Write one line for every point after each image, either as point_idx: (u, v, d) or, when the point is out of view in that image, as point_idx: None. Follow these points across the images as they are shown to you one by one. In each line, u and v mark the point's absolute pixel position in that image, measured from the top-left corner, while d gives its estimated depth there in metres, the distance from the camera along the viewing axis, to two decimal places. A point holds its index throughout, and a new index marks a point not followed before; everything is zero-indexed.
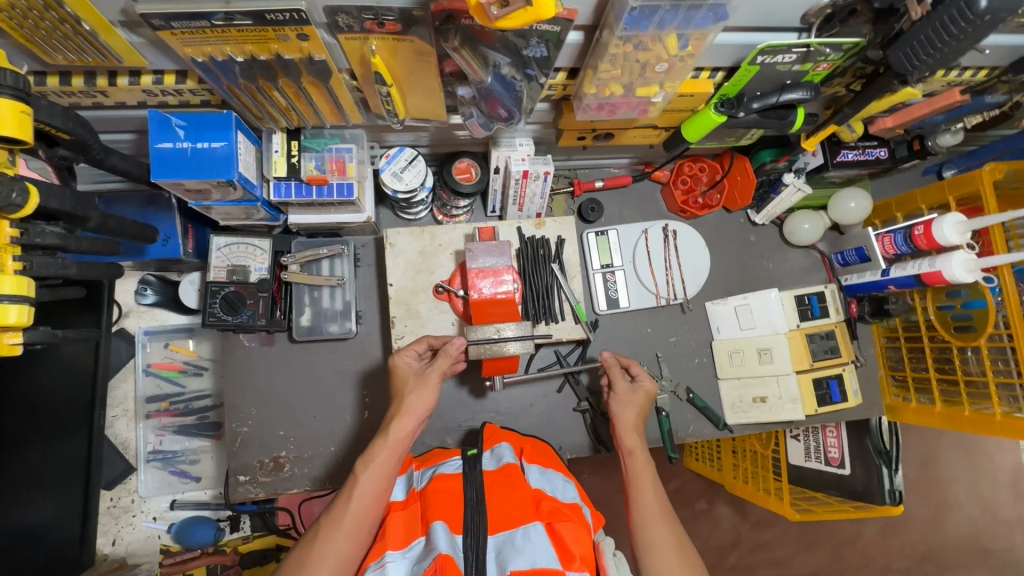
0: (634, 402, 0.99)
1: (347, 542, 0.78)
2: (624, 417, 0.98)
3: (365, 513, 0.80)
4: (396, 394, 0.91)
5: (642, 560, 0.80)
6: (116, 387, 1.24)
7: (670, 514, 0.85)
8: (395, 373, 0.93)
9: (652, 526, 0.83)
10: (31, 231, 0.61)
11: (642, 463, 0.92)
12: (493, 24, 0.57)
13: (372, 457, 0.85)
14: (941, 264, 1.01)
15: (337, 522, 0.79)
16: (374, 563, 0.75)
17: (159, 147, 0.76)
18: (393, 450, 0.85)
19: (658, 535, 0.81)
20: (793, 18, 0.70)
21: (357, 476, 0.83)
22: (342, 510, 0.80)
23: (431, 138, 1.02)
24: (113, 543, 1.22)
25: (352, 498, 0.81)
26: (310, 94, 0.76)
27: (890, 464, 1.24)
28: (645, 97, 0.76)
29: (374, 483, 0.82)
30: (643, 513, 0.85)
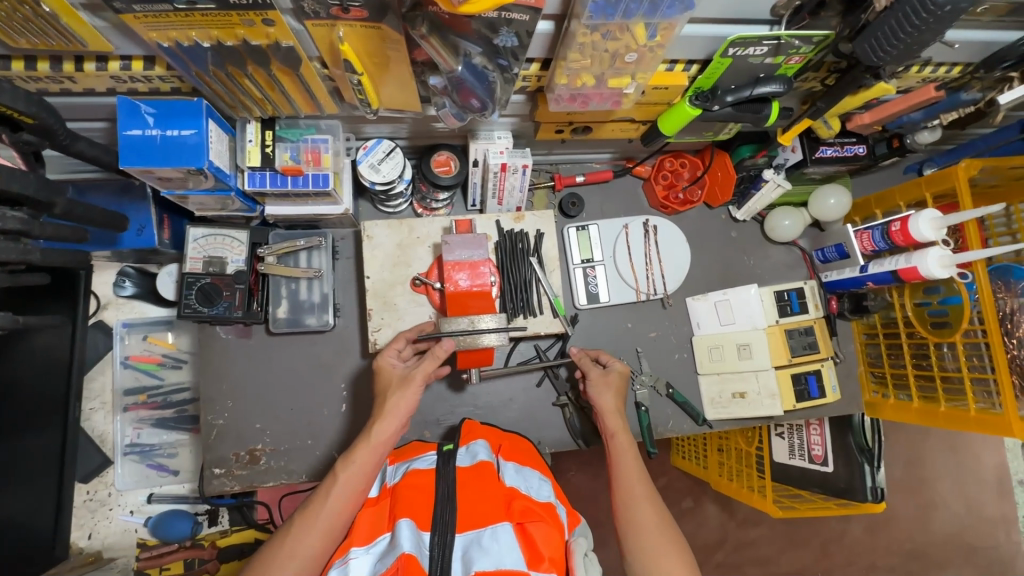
0: (610, 384, 1.01)
1: (319, 541, 0.77)
2: (604, 402, 0.98)
3: (341, 512, 0.80)
4: (380, 395, 0.90)
5: (626, 539, 0.82)
6: (93, 379, 1.23)
7: (654, 493, 0.87)
8: (379, 374, 0.93)
9: (636, 505, 0.84)
10: None
11: (624, 444, 0.93)
12: (457, 10, 0.57)
13: (353, 457, 0.84)
14: (917, 261, 1.02)
15: (311, 519, 0.78)
16: (339, 559, 0.75)
17: (128, 134, 0.75)
18: (375, 453, 0.85)
19: (642, 514, 0.83)
20: (762, 10, 0.70)
21: (337, 474, 0.82)
22: (318, 506, 0.80)
23: (409, 130, 1.02)
24: (89, 537, 1.21)
25: (328, 495, 0.80)
26: (282, 83, 0.76)
27: (872, 461, 1.24)
28: (618, 89, 0.76)
29: (353, 482, 0.82)
30: (626, 493, 0.86)
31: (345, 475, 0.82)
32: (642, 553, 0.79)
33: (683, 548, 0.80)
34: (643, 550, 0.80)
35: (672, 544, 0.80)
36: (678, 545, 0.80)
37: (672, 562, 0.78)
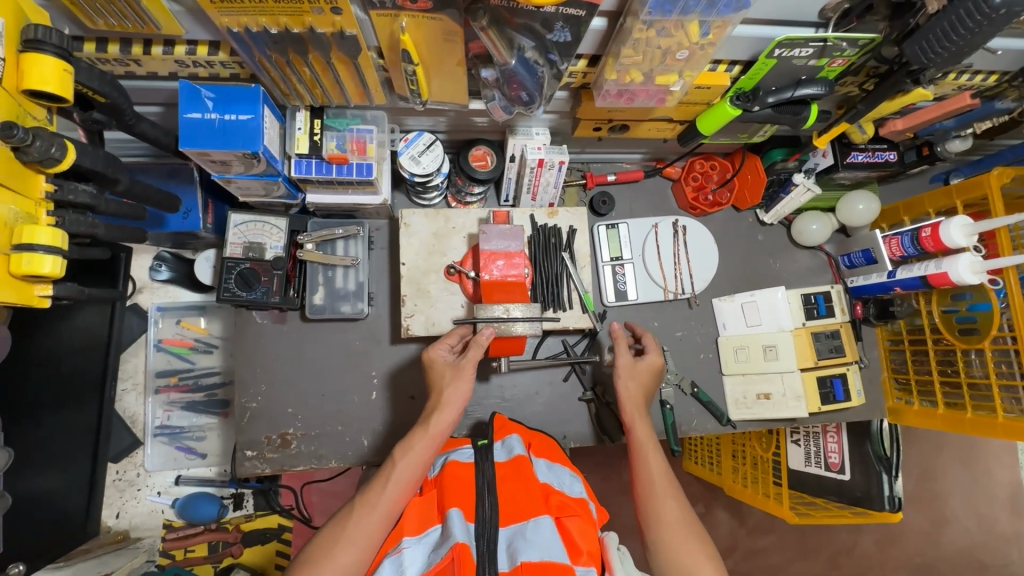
0: (636, 375, 1.00)
1: (378, 524, 0.79)
2: (626, 393, 0.98)
3: (398, 498, 0.82)
4: (434, 388, 0.92)
5: (650, 532, 0.84)
6: (126, 361, 1.25)
7: (675, 487, 0.88)
8: (430, 367, 0.94)
9: (659, 500, 0.86)
10: (64, 188, 0.63)
11: (645, 437, 0.94)
12: None
13: (410, 444, 0.86)
14: (947, 266, 1.03)
15: (370, 504, 0.81)
16: (392, 548, 0.78)
17: (188, 117, 0.78)
18: (431, 444, 0.86)
19: (666, 510, 0.85)
20: (810, 13, 0.72)
21: (395, 462, 0.84)
22: (377, 491, 0.82)
23: (449, 123, 1.04)
24: (117, 516, 1.22)
25: (387, 481, 0.83)
26: (337, 72, 0.78)
27: (890, 471, 1.25)
28: (664, 86, 0.78)
29: (409, 470, 0.84)
30: (648, 487, 0.88)
31: (404, 462, 0.84)
32: (664, 546, 0.82)
33: (705, 542, 0.82)
34: (666, 544, 0.82)
35: (694, 539, 0.82)
36: (700, 538, 0.82)
37: (694, 556, 0.80)
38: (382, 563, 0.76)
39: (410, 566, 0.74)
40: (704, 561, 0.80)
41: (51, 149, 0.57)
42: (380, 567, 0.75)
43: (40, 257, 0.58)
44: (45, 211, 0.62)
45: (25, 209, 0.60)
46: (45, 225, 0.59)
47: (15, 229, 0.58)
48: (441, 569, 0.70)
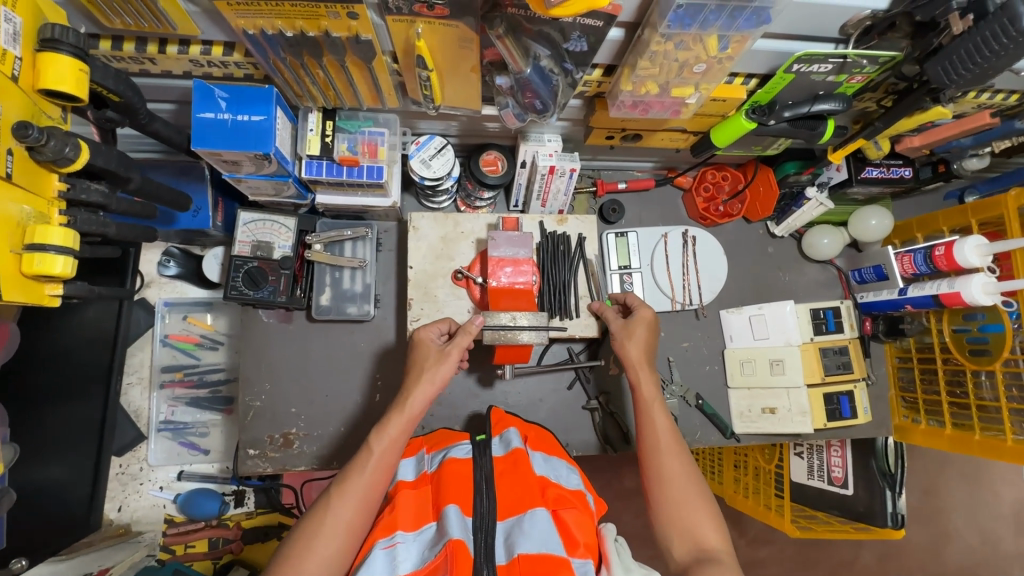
0: (634, 335, 0.97)
1: (353, 512, 0.79)
2: (630, 352, 0.95)
3: (374, 484, 0.82)
4: (414, 368, 0.92)
5: (656, 492, 0.84)
6: (132, 355, 1.26)
7: (681, 446, 0.88)
8: (416, 346, 0.93)
9: (664, 456, 0.86)
10: (76, 187, 0.63)
11: (651, 395, 0.92)
12: (547, 13, 0.59)
13: (386, 427, 0.87)
14: (960, 287, 1.02)
15: (346, 491, 0.81)
16: (384, 537, 0.77)
17: (201, 116, 0.78)
18: (405, 423, 0.87)
19: (670, 468, 0.85)
20: (832, 28, 0.71)
21: (370, 447, 0.85)
22: (353, 477, 0.82)
23: (460, 128, 1.03)
24: (119, 509, 1.23)
25: (362, 468, 0.83)
26: (350, 75, 0.78)
27: (894, 487, 1.25)
28: (680, 98, 0.77)
29: (382, 455, 0.84)
30: (653, 446, 0.87)
31: (377, 447, 0.85)
32: (666, 503, 0.82)
33: (709, 500, 0.82)
34: (669, 502, 0.82)
35: (699, 498, 0.82)
36: (704, 499, 0.82)
37: (698, 515, 0.80)
38: (371, 551, 0.74)
39: (403, 562, 0.73)
40: (708, 519, 0.80)
41: (64, 148, 0.57)
42: (370, 555, 0.74)
43: (51, 258, 0.59)
44: (57, 210, 0.62)
45: (37, 209, 0.60)
46: (58, 225, 0.59)
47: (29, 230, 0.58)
48: (435, 565, 0.71)
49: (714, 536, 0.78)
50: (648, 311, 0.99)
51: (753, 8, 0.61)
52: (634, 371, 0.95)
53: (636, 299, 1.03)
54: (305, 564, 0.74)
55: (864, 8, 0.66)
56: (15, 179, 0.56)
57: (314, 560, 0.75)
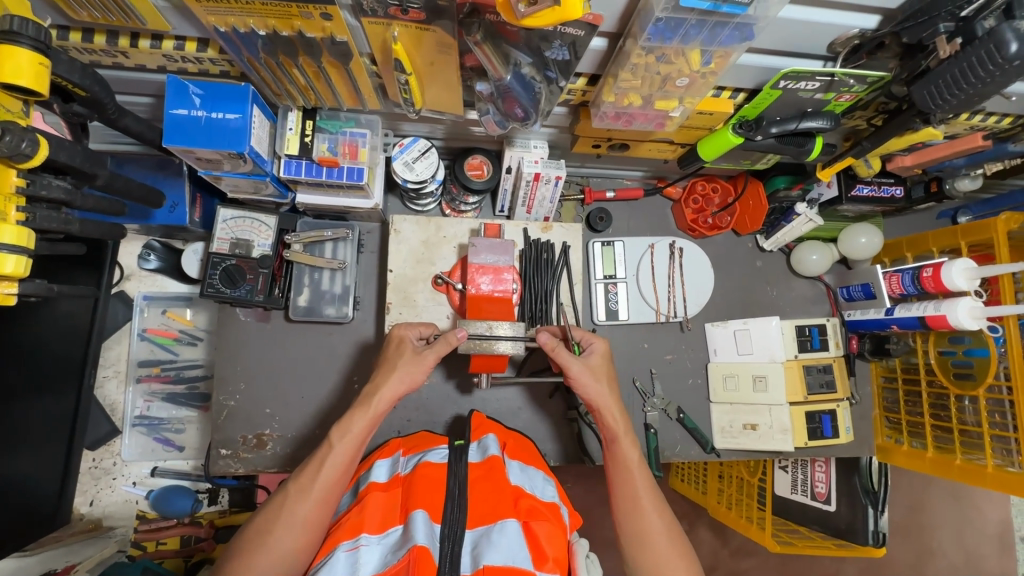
0: (599, 375, 0.91)
1: (312, 509, 0.79)
2: (598, 398, 0.90)
3: (335, 480, 0.82)
4: (386, 364, 0.89)
5: (636, 550, 0.81)
6: (109, 348, 1.24)
7: (660, 498, 0.85)
8: (393, 343, 0.91)
9: (644, 514, 0.82)
10: (37, 182, 0.61)
11: (625, 445, 0.88)
12: (520, 22, 0.57)
13: (350, 425, 0.85)
14: (946, 309, 1.00)
15: (304, 487, 0.80)
16: (348, 539, 0.76)
17: (174, 113, 0.76)
18: (368, 414, 0.86)
19: (650, 524, 0.82)
20: (820, 46, 0.69)
21: (330, 442, 0.84)
22: (310, 474, 0.82)
23: (445, 131, 1.02)
24: (90, 503, 1.21)
25: (321, 464, 0.82)
26: (329, 76, 0.77)
27: (876, 504, 1.22)
28: (664, 111, 0.76)
29: (343, 450, 0.83)
30: (631, 501, 0.84)
31: (338, 443, 0.84)
32: (648, 563, 0.79)
33: (691, 557, 0.81)
34: (650, 563, 0.79)
35: (680, 554, 0.80)
36: (683, 554, 0.80)
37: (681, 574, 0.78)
38: (334, 552, 0.74)
39: (365, 564, 0.72)
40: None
41: (21, 144, 0.56)
42: (331, 556, 0.74)
43: (3, 256, 0.57)
44: (15, 207, 0.60)
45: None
46: (9, 223, 0.57)
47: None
48: (397, 569, 0.69)
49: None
50: (603, 344, 0.94)
51: (736, 24, 0.59)
52: (607, 418, 0.89)
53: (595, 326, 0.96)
54: (260, 559, 0.75)
55: (852, 26, 0.65)
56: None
57: (268, 555, 0.75)
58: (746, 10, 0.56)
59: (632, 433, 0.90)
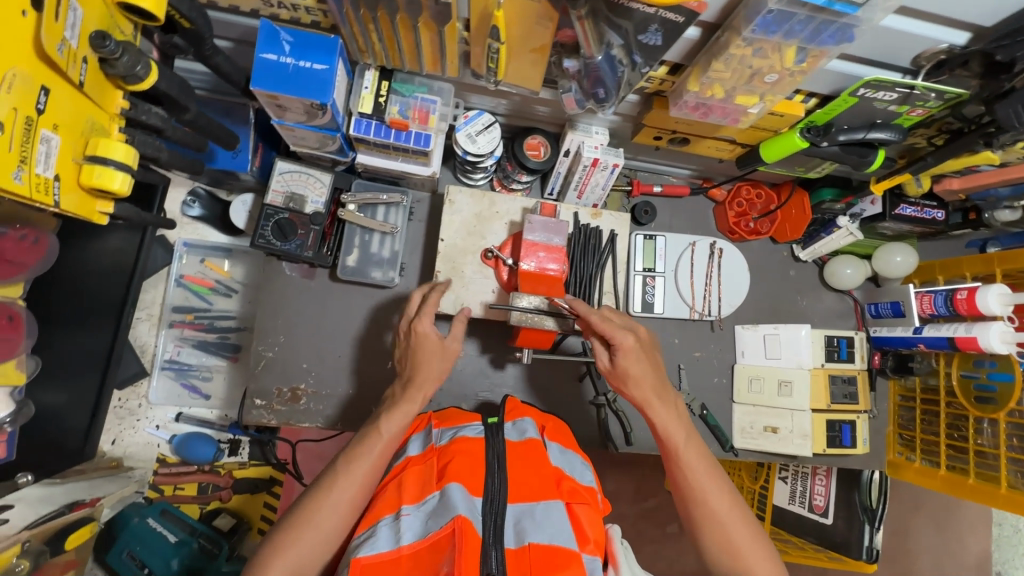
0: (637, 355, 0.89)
1: (355, 490, 0.79)
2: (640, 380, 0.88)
3: (377, 468, 0.82)
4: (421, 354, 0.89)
5: (702, 520, 0.84)
6: (145, 291, 1.25)
7: (715, 467, 0.87)
8: (420, 335, 0.89)
9: (703, 475, 0.85)
10: (138, 108, 0.67)
11: (674, 408, 0.89)
12: None
13: (395, 407, 0.86)
14: (977, 332, 1.04)
15: (348, 472, 0.80)
16: (389, 514, 0.76)
17: (263, 57, 0.77)
18: (415, 406, 0.86)
19: (711, 491, 0.84)
20: (905, 58, 0.72)
21: (376, 432, 0.84)
22: (355, 459, 0.81)
23: (509, 107, 1.03)
24: (112, 442, 1.22)
25: (366, 453, 0.82)
26: (420, 37, 0.78)
27: (873, 522, 1.27)
28: (742, 106, 0.78)
29: (387, 441, 0.83)
30: (688, 476, 0.86)
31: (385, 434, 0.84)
32: (716, 534, 0.83)
33: (750, 517, 0.84)
34: (716, 533, 0.83)
35: (742, 521, 0.83)
36: (745, 518, 0.83)
37: (745, 541, 0.82)
38: (377, 525, 0.74)
39: (406, 532, 0.71)
40: (754, 541, 0.82)
41: (137, 67, 0.60)
42: (374, 529, 0.74)
43: (112, 174, 0.63)
44: (117, 127, 0.66)
45: (100, 121, 0.64)
46: (121, 142, 0.64)
47: (94, 142, 0.62)
48: (442, 537, 0.68)
49: (762, 561, 0.81)
50: (629, 340, 0.88)
51: (840, 24, 0.61)
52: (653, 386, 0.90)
53: (622, 317, 0.92)
54: (300, 536, 0.75)
55: (941, 41, 0.68)
56: (85, 87, 0.60)
57: (308, 534, 0.75)
58: (856, 11, 0.58)
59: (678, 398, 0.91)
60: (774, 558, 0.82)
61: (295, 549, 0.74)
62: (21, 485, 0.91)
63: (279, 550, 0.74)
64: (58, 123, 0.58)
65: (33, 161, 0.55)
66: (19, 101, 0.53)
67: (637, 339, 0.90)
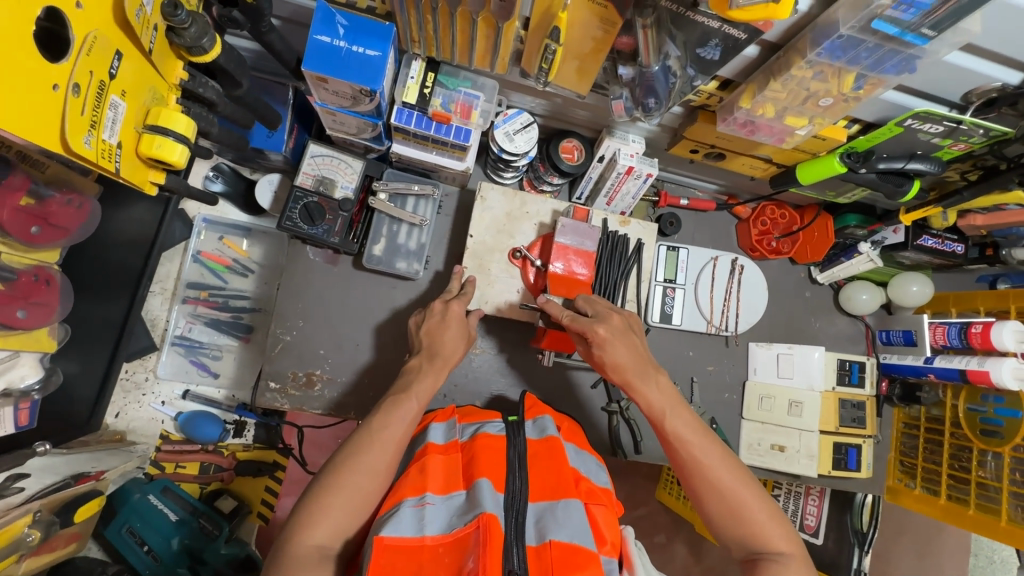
0: (617, 331, 0.86)
1: (384, 455, 0.75)
2: (620, 355, 0.85)
3: (407, 434, 0.79)
4: (445, 327, 0.91)
5: (705, 492, 0.78)
6: (161, 263, 1.24)
7: (710, 434, 0.82)
8: (449, 316, 0.92)
9: (703, 449, 0.80)
10: (195, 81, 0.75)
11: (662, 382, 0.85)
12: (724, 14, 0.59)
13: (420, 378, 0.85)
14: (990, 366, 1.06)
15: (380, 436, 0.77)
16: (412, 497, 0.74)
17: (317, 38, 0.76)
18: (439, 376, 0.86)
19: (709, 456, 0.80)
20: (956, 92, 0.73)
21: (405, 398, 0.81)
22: (386, 423, 0.78)
23: (547, 108, 1.03)
24: (116, 416, 1.20)
25: (397, 418, 0.79)
26: (477, 32, 0.77)
27: (863, 545, 1.35)
28: (791, 127, 0.79)
29: (417, 407, 0.81)
30: (682, 447, 0.81)
31: (414, 400, 0.82)
32: (723, 507, 0.77)
33: (759, 488, 0.79)
34: (724, 506, 0.77)
35: (748, 486, 0.78)
36: (749, 482, 0.78)
37: (755, 506, 0.76)
38: (400, 506, 0.72)
39: (430, 523, 0.70)
40: (765, 511, 0.76)
41: (203, 40, 0.67)
42: (396, 510, 0.72)
43: (173, 146, 0.71)
44: (174, 95, 0.75)
45: (161, 92, 0.73)
46: (181, 114, 0.72)
47: (156, 112, 0.70)
48: (465, 533, 0.68)
49: (779, 534, 0.75)
50: (604, 330, 0.85)
51: (905, 55, 0.63)
52: (639, 362, 0.85)
53: (601, 305, 0.90)
54: (336, 500, 0.71)
55: (995, 79, 0.69)
56: (152, 54, 0.68)
57: (344, 497, 0.71)
58: (926, 43, 0.60)
59: (665, 371, 0.87)
60: (789, 527, 0.77)
61: (331, 514, 0.70)
62: (38, 453, 0.91)
63: (310, 519, 0.69)
64: (125, 90, 0.65)
65: (102, 126, 0.63)
66: (98, 67, 0.60)
67: (613, 327, 0.86)
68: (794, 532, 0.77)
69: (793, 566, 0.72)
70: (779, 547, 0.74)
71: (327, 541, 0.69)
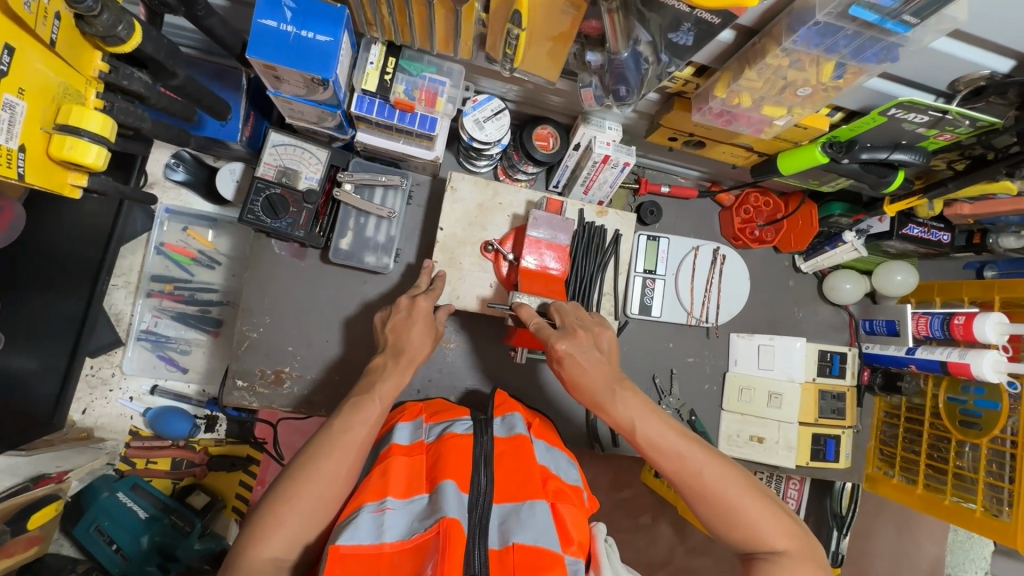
0: (585, 343, 0.83)
1: (343, 462, 0.73)
2: (585, 373, 0.82)
3: (370, 437, 0.77)
4: (409, 323, 0.88)
5: (695, 495, 0.77)
6: (124, 257, 1.20)
7: (688, 434, 0.80)
8: (412, 312, 0.89)
9: (682, 456, 0.78)
10: (119, 72, 0.71)
11: (628, 394, 0.81)
12: None
13: (381, 379, 0.82)
14: (971, 359, 1.03)
15: (341, 439, 0.74)
16: (372, 502, 0.72)
17: (262, 23, 0.71)
18: (404, 376, 0.83)
19: (691, 459, 0.78)
20: (942, 80, 0.69)
21: (368, 399, 0.79)
22: (347, 426, 0.76)
23: (520, 94, 0.98)
24: (83, 412, 1.18)
25: (360, 420, 0.77)
26: (435, 15, 0.72)
27: (840, 528, 1.41)
28: (769, 117, 0.75)
29: (381, 408, 0.79)
30: (662, 456, 0.79)
31: (378, 400, 0.79)
32: (715, 508, 0.76)
33: (747, 480, 0.77)
34: (714, 505, 0.76)
35: (736, 484, 0.76)
36: (739, 479, 0.77)
37: (746, 502, 0.75)
38: (358, 512, 0.70)
39: (390, 529, 0.68)
40: (756, 505, 0.75)
41: (117, 27, 0.63)
42: (356, 516, 0.69)
43: (86, 147, 0.68)
44: (94, 91, 0.71)
45: (75, 86, 0.68)
46: (95, 112, 0.68)
47: (67, 110, 0.66)
48: (425, 540, 0.66)
49: (773, 526, 0.74)
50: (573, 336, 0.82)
51: (887, 43, 0.59)
52: (603, 380, 0.82)
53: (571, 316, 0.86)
54: (292, 509, 0.69)
55: (983, 67, 0.65)
56: (57, 45, 0.63)
57: (301, 505, 0.69)
58: (908, 31, 0.57)
59: (630, 382, 0.83)
60: (784, 515, 0.76)
61: (287, 523, 0.68)
62: None
63: (267, 531, 0.67)
64: (23, 89, 0.62)
65: None
66: None
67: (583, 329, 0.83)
68: (788, 521, 0.75)
69: (788, 556, 0.72)
70: (774, 544, 0.73)
71: (282, 552, 0.67)
